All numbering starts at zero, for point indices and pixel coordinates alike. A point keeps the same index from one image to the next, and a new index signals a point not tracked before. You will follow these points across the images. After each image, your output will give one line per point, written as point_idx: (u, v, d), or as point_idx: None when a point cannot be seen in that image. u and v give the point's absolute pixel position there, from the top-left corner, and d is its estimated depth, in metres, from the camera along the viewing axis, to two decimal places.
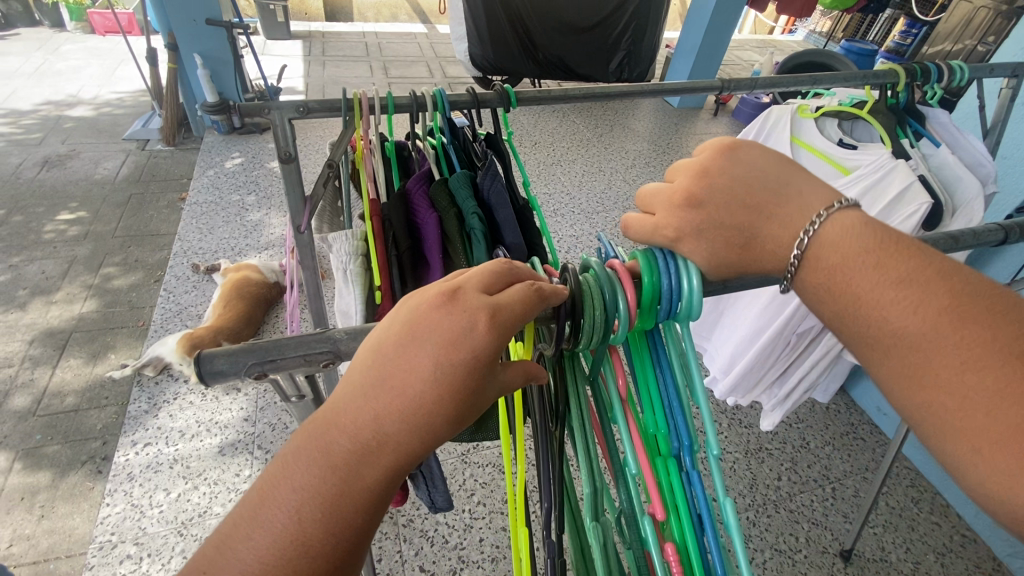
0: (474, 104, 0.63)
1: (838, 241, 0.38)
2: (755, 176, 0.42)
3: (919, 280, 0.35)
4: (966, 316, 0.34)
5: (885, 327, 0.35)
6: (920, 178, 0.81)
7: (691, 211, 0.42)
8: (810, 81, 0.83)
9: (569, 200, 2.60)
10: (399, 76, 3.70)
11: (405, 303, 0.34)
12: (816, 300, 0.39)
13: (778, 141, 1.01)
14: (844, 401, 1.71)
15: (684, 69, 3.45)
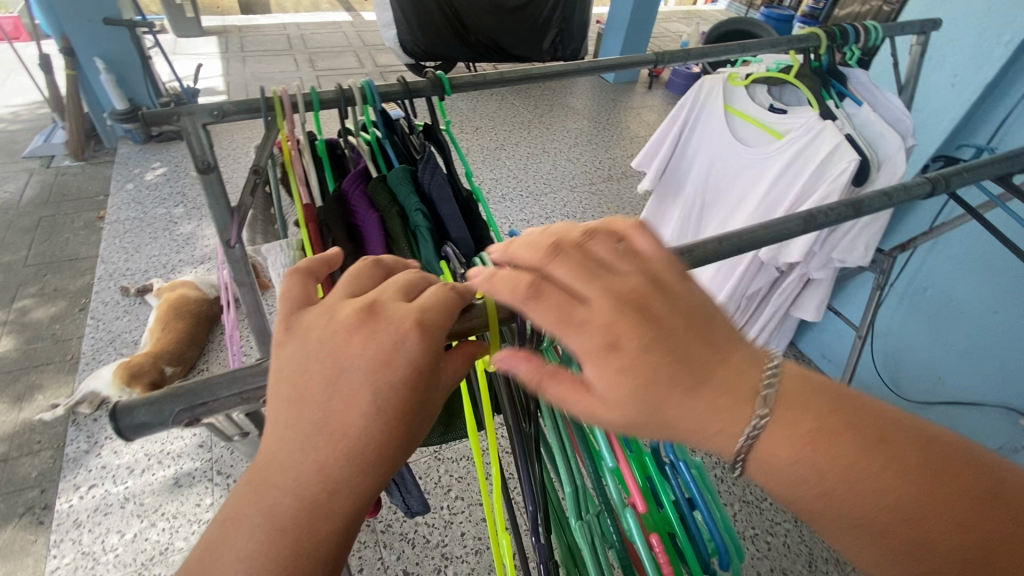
0: (407, 95, 0.60)
1: (798, 403, 0.32)
2: (666, 340, 0.32)
3: (883, 451, 0.30)
4: (921, 482, 0.30)
5: (848, 509, 0.30)
6: (847, 136, 0.85)
7: (643, 330, 0.33)
8: (739, 49, 0.85)
9: (516, 183, 2.58)
10: (328, 68, 3.54)
11: (313, 331, 0.33)
12: (773, 471, 0.32)
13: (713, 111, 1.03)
14: (793, 352, 1.80)
15: (616, 44, 3.48)
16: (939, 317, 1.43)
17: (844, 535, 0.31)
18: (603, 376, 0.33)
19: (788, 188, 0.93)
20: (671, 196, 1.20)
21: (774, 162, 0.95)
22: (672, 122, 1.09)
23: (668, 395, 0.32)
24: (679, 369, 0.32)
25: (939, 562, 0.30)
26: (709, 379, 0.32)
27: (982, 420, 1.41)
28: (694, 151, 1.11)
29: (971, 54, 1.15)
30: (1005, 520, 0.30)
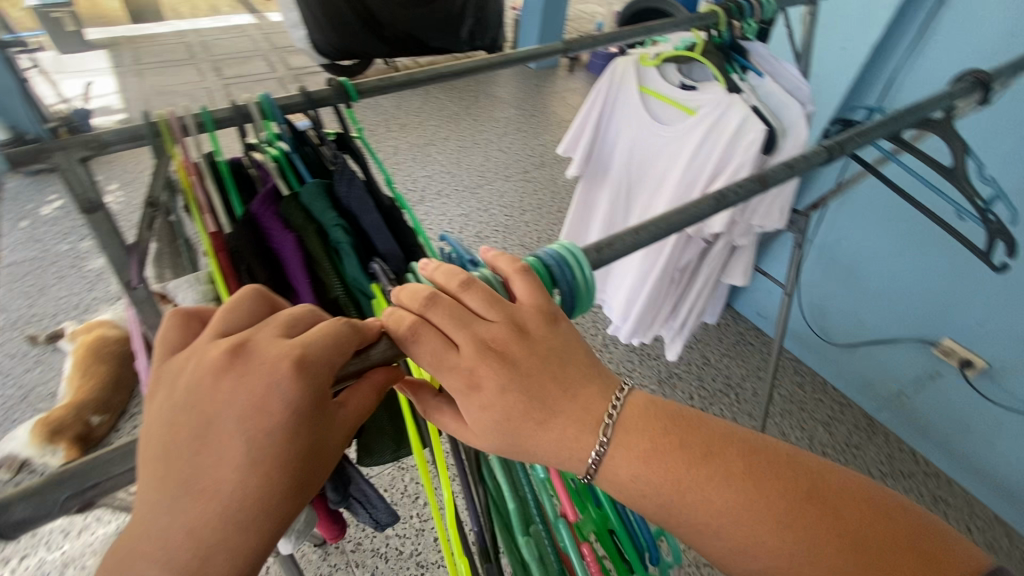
0: (310, 105, 0.58)
1: (636, 426, 0.38)
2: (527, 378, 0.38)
3: (710, 462, 0.36)
4: (745, 484, 0.36)
5: (690, 519, 0.36)
6: (753, 108, 0.89)
7: (501, 371, 0.37)
8: (645, 32, 0.87)
9: (450, 178, 2.55)
10: (236, 75, 3.34)
11: (180, 376, 0.32)
12: (629, 494, 0.37)
13: (629, 93, 1.05)
14: (730, 314, 1.90)
15: (533, 30, 3.49)
16: (854, 266, 1.55)
17: (706, 544, 0.36)
18: (472, 413, 0.37)
19: (705, 161, 0.97)
20: (599, 178, 1.22)
21: (690, 138, 0.98)
22: (591, 107, 1.10)
23: (522, 429, 0.37)
24: (532, 407, 0.37)
25: (771, 554, 0.35)
26: (557, 412, 0.38)
27: (899, 355, 1.54)
28: (615, 133, 1.13)
29: (856, 19, 1.23)
30: (820, 512, 0.35)
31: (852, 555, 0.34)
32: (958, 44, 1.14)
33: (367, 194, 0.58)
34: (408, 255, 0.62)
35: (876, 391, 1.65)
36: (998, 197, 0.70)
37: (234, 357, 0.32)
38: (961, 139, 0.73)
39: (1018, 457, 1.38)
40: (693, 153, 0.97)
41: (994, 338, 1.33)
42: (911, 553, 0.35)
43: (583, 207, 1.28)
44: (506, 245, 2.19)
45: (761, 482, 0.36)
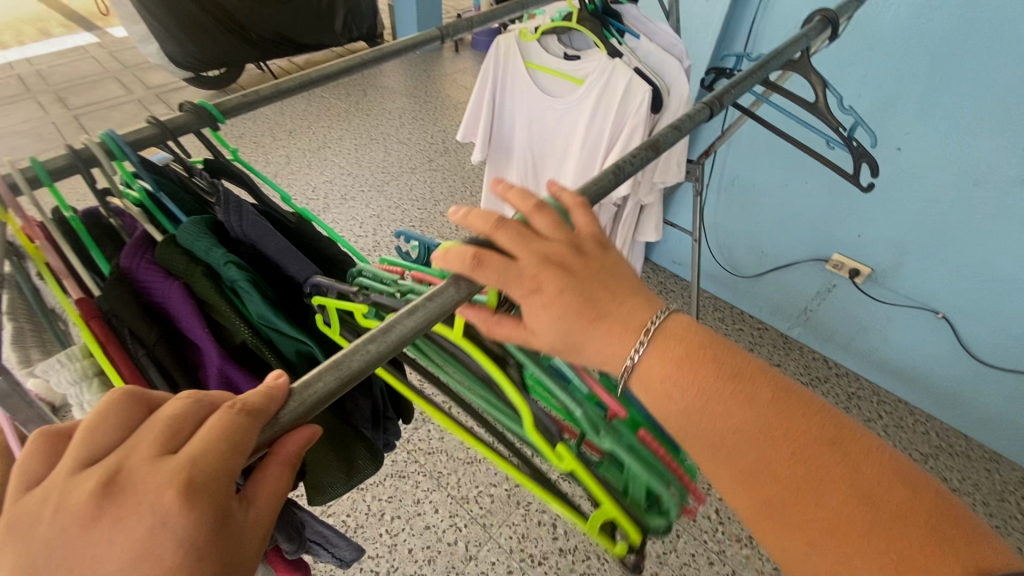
0: (166, 134, 0.51)
1: (676, 343, 0.40)
2: (580, 288, 0.42)
3: (738, 383, 0.39)
4: (768, 409, 0.38)
5: (709, 428, 0.38)
6: (636, 70, 0.91)
7: (561, 276, 0.42)
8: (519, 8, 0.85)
9: (352, 180, 2.44)
10: (86, 104, 2.97)
11: (39, 524, 0.27)
12: (653, 397, 0.40)
13: (516, 71, 1.04)
14: (649, 266, 1.99)
15: (410, 13, 3.37)
16: (749, 201, 1.67)
17: (715, 455, 0.39)
18: (536, 319, 0.42)
19: (603, 128, 0.99)
20: (504, 159, 1.20)
21: (583, 109, 1.00)
22: (482, 89, 1.07)
23: (577, 326, 0.41)
24: (585, 306, 0.41)
25: (774, 480, 0.37)
26: (608, 312, 0.41)
27: (800, 275, 1.69)
28: (511, 112, 1.11)
29: None
30: (834, 463, 0.37)
31: (857, 508, 0.35)
32: None
33: (261, 218, 0.53)
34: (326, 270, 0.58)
35: (785, 310, 1.80)
36: (857, 123, 0.77)
37: (104, 492, 0.28)
38: (818, 75, 0.79)
39: (907, 344, 1.57)
40: (589, 122, 1.00)
41: (873, 245, 1.49)
42: (923, 525, 0.35)
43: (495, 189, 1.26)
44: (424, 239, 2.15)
45: (785, 414, 0.38)
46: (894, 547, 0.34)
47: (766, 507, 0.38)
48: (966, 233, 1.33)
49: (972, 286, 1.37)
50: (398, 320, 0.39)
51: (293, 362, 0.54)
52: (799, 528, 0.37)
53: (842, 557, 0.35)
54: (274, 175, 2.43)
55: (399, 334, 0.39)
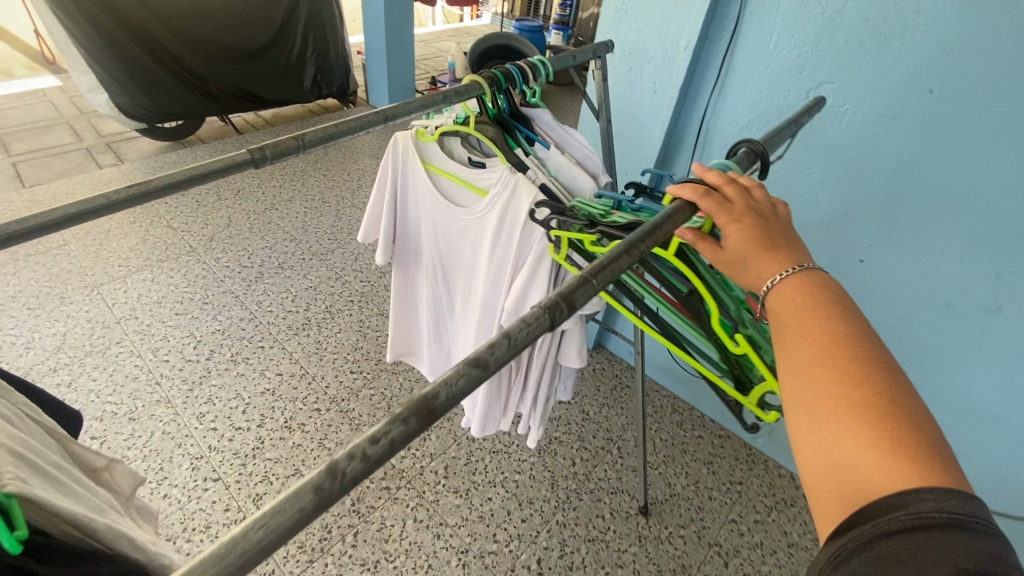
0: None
1: (805, 281, 0.52)
2: (763, 228, 0.58)
3: (847, 318, 0.48)
4: (862, 343, 0.46)
5: (802, 331, 0.49)
6: (540, 188, 0.77)
7: (760, 221, 0.58)
8: (381, 120, 0.64)
9: (296, 245, 2.28)
10: (28, 150, 2.82)
11: None
12: (778, 298, 0.52)
13: (416, 170, 0.90)
14: (604, 356, 1.86)
15: (381, 73, 3.33)
16: None
17: (796, 350, 0.48)
18: (728, 239, 0.58)
19: (508, 245, 0.84)
20: (411, 263, 1.05)
21: (487, 222, 0.85)
22: (383, 184, 0.93)
23: (760, 247, 0.56)
24: (758, 237, 0.57)
25: (834, 371, 0.44)
26: (777, 249, 0.56)
27: None
28: (415, 215, 0.96)
29: (660, 62, 1.25)
30: (870, 366, 0.44)
31: (893, 423, 0.40)
32: (752, 85, 1.16)
33: None
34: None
35: None
36: None
37: None
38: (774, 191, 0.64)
39: None
40: (493, 237, 0.85)
41: None
42: (915, 436, 0.40)
43: (404, 291, 1.10)
44: (361, 317, 1.96)
45: (877, 357, 0.45)
46: (908, 457, 0.39)
47: (817, 394, 0.45)
48: (933, 359, 1.18)
49: (950, 415, 1.21)
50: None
51: None
52: (810, 397, 0.45)
53: (860, 443, 0.40)
54: (209, 239, 2.25)
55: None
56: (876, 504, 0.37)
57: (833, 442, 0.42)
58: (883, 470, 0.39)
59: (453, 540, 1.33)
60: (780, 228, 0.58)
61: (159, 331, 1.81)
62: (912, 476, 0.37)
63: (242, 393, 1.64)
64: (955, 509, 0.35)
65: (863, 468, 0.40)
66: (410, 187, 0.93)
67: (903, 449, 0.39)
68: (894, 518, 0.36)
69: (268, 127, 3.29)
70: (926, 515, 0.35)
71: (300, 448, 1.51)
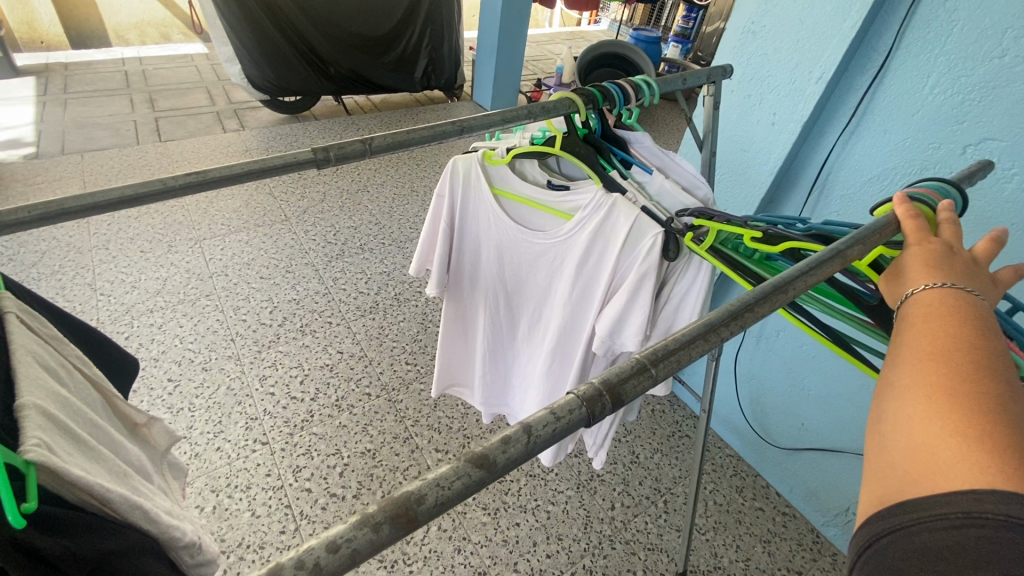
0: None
1: (959, 296, 0.43)
2: (948, 255, 0.49)
3: (982, 331, 0.40)
4: (990, 354, 0.38)
5: (919, 332, 0.42)
6: (642, 209, 0.72)
7: (963, 257, 0.50)
8: (456, 132, 0.62)
9: (378, 229, 2.34)
10: (170, 107, 3.16)
11: None
12: (912, 303, 0.45)
13: (480, 197, 0.84)
14: (667, 398, 1.73)
15: (489, 70, 3.36)
16: (790, 363, 1.32)
17: (903, 349, 0.41)
18: (906, 253, 0.51)
19: (597, 269, 0.80)
20: (464, 292, 1.00)
21: (573, 245, 0.81)
22: (439, 212, 0.88)
23: (942, 265, 0.48)
24: (937, 259, 0.49)
25: (936, 368, 0.38)
26: (952, 270, 0.47)
27: (846, 468, 1.30)
28: (474, 242, 0.91)
29: (785, 92, 1.11)
30: (977, 367, 0.37)
31: (993, 431, 0.33)
32: (895, 130, 0.99)
33: None
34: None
35: (823, 502, 1.40)
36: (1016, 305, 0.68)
37: None
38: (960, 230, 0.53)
39: None
40: (579, 261, 0.81)
41: None
42: (1005, 435, 0.32)
43: (455, 319, 1.06)
44: (426, 310, 1.97)
45: (1007, 374, 0.36)
46: (994, 464, 0.31)
47: (908, 389, 0.38)
48: None
49: None
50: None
51: None
52: (897, 383, 0.39)
53: (940, 438, 0.34)
54: (303, 211, 2.37)
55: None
56: (927, 497, 0.32)
57: (914, 433, 0.36)
58: (953, 469, 0.32)
59: (474, 558, 1.29)
60: (975, 269, 0.49)
61: (243, 291, 1.93)
62: (982, 473, 0.31)
63: (304, 363, 1.71)
64: (1018, 511, 0.29)
65: (938, 463, 0.33)
66: (471, 213, 0.88)
67: (988, 448, 0.32)
68: (940, 515, 0.31)
69: (375, 111, 3.43)
70: (979, 515, 0.29)
71: (344, 429, 1.54)
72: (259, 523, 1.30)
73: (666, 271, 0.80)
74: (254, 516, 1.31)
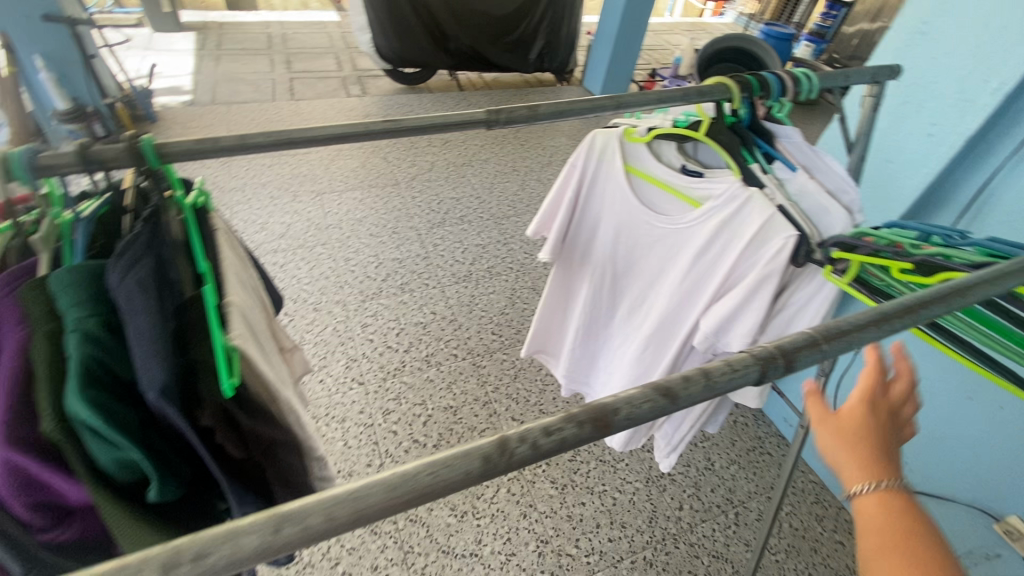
0: (86, 166, 0.44)
1: (893, 504, 0.42)
2: (885, 430, 0.46)
3: (910, 522, 0.42)
4: (923, 551, 0.40)
5: (878, 545, 0.41)
6: (778, 208, 0.70)
7: (890, 427, 0.46)
8: (614, 106, 0.63)
9: (478, 203, 2.42)
10: (303, 70, 3.43)
11: None
12: (874, 508, 0.42)
13: (611, 172, 0.86)
14: (752, 413, 1.67)
15: (604, 57, 3.31)
16: None
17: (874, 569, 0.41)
18: (852, 418, 0.45)
19: (714, 263, 0.79)
20: (573, 265, 1.02)
21: (695, 235, 0.81)
22: (566, 183, 0.90)
23: (876, 446, 0.44)
24: (874, 436, 0.45)
25: None
26: (888, 457, 0.44)
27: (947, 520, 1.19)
28: (594, 217, 0.93)
29: (951, 102, 1.03)
30: None
31: None
32: None
33: (145, 286, 0.42)
34: (196, 372, 0.43)
35: None
36: None
37: None
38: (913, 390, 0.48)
39: None
40: (698, 252, 0.80)
41: None
42: None
43: (558, 290, 1.09)
44: (515, 286, 2.03)
45: (943, 563, 0.40)
46: None
47: None
48: None
49: None
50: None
51: (109, 473, 0.40)
52: None
53: None
54: (411, 177, 2.51)
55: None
56: None
57: None
58: None
59: (537, 527, 1.34)
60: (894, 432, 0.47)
61: (353, 245, 2.08)
62: None
63: (400, 318, 1.83)
64: None
65: None
66: (597, 188, 0.89)
67: None
68: None
69: (486, 89, 3.51)
70: None
71: (431, 383, 1.64)
72: (349, 453, 1.43)
73: (789, 277, 0.77)
74: (346, 446, 1.45)
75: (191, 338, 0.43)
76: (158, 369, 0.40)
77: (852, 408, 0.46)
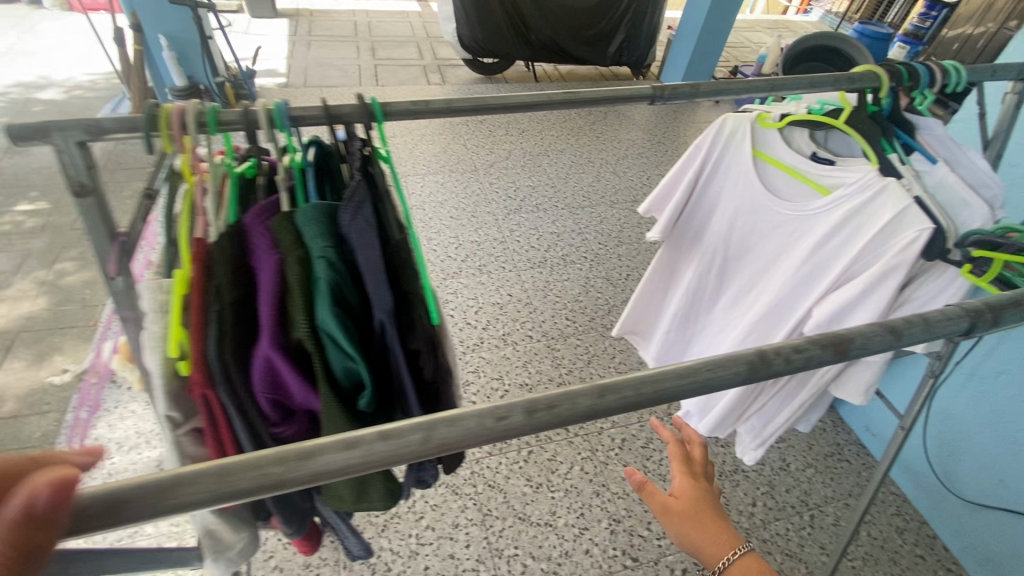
0: (328, 121, 0.54)
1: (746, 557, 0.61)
2: (708, 495, 0.67)
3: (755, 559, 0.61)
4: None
5: None
6: (916, 199, 0.70)
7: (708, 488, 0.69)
8: (768, 88, 0.66)
9: (553, 192, 2.47)
10: (387, 57, 3.57)
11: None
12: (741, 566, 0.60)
13: (739, 156, 0.89)
14: (830, 419, 1.64)
15: (684, 52, 3.26)
16: (1007, 407, 1.17)
17: None
18: (685, 498, 0.66)
19: (835, 252, 0.80)
20: (683, 246, 1.06)
21: (818, 223, 0.81)
22: (689, 164, 0.95)
23: (707, 513, 0.65)
24: (704, 506, 0.65)
25: None
26: (715, 519, 0.65)
27: None
28: (713, 200, 0.97)
29: None
30: None
31: None
32: None
33: (369, 227, 0.49)
34: (405, 300, 0.49)
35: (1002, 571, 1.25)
36: None
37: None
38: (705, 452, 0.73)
39: None
40: (820, 238, 0.81)
41: None
42: None
43: (664, 270, 1.13)
44: (589, 275, 2.06)
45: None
46: None
47: None
48: None
49: None
50: (319, 456, 0.34)
51: (340, 381, 0.47)
52: None
53: None
54: (489, 164, 2.58)
55: (314, 468, 0.34)
56: None
57: None
58: None
59: (610, 506, 1.37)
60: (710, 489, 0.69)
61: (435, 226, 2.17)
62: None
63: (479, 297, 1.90)
64: None
65: None
66: (721, 171, 0.93)
67: None
68: None
69: (561, 81, 3.54)
70: None
71: (507, 361, 1.70)
72: None
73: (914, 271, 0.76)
74: None
75: (403, 274, 0.50)
76: (387, 294, 0.46)
77: (679, 499, 0.67)
